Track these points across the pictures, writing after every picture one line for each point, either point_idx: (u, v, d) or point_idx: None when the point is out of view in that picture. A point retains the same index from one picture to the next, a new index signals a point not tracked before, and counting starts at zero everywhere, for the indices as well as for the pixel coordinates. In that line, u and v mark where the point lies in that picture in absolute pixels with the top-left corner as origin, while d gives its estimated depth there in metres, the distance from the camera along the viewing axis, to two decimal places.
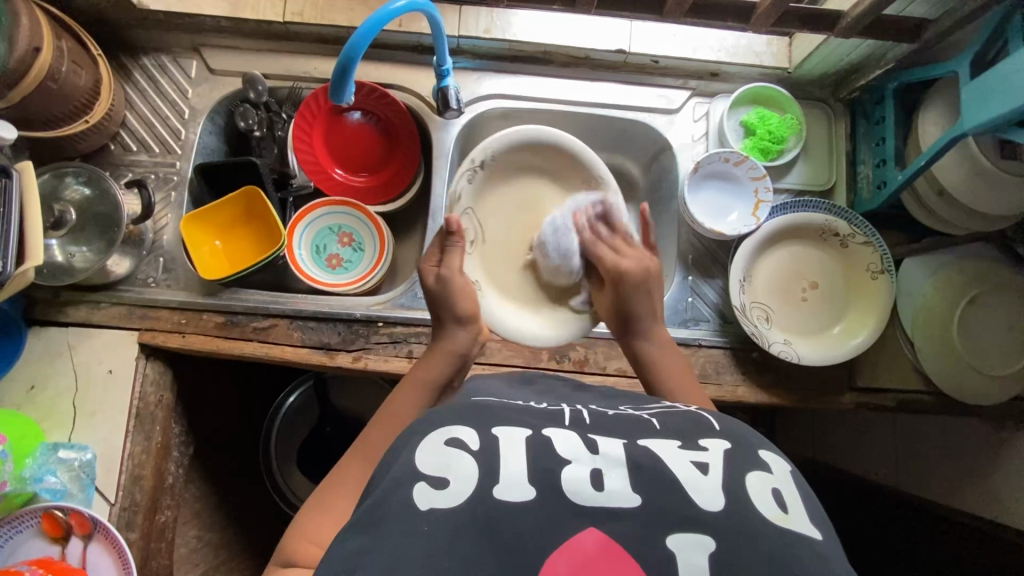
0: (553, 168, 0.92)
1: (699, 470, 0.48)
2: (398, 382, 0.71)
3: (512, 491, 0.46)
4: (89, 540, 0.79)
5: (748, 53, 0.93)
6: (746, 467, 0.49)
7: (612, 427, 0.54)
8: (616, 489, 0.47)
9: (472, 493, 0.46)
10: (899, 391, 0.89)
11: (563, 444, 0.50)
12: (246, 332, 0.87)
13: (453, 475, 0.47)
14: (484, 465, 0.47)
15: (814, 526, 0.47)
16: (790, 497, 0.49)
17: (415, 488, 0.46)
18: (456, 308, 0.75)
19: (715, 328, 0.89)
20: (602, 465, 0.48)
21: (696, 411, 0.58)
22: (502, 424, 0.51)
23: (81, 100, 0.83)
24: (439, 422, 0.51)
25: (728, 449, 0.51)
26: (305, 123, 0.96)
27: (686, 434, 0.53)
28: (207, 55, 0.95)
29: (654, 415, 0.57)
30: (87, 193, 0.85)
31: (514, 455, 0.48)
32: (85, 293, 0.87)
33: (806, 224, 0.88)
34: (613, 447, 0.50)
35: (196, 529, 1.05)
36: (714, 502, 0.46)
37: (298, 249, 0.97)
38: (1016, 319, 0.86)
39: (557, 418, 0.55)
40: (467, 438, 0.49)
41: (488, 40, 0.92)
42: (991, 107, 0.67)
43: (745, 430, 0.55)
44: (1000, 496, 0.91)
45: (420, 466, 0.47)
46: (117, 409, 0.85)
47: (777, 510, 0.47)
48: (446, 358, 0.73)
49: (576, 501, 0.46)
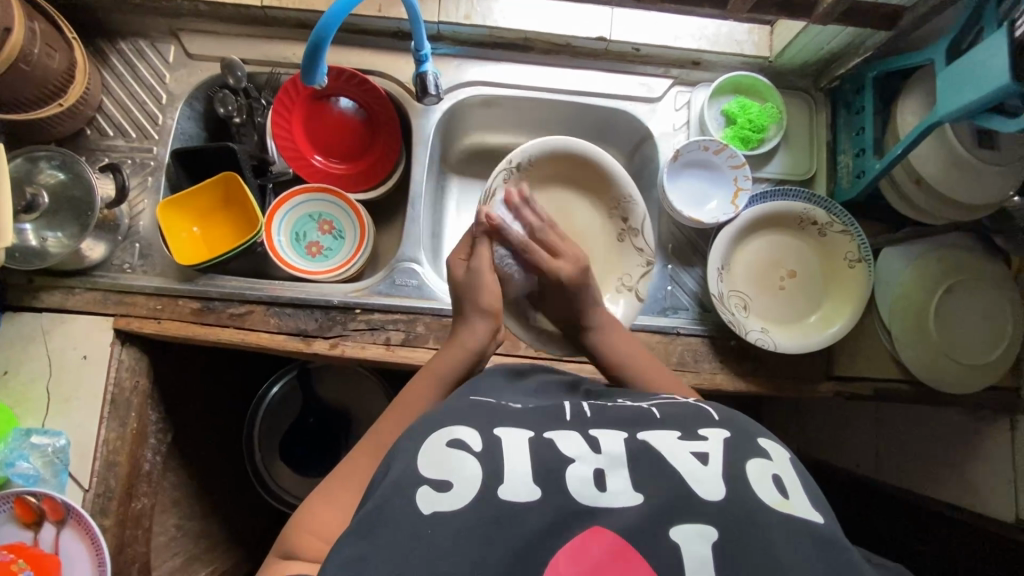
0: (586, 183, 0.93)
1: (700, 460, 0.51)
2: (410, 378, 0.70)
3: (515, 490, 0.48)
4: (62, 526, 0.79)
5: (729, 42, 0.93)
6: (746, 455, 0.52)
7: (614, 419, 0.56)
8: (618, 490, 0.49)
9: (475, 496, 0.47)
10: (875, 380, 0.89)
11: (567, 444, 0.52)
12: (222, 318, 0.86)
13: (457, 478, 0.49)
14: (487, 468, 0.49)
15: (816, 510, 0.49)
16: (790, 484, 0.51)
17: (420, 493, 0.47)
18: (479, 300, 0.74)
19: (694, 317, 0.89)
20: (604, 465, 0.50)
21: (695, 404, 0.60)
22: (504, 424, 0.54)
23: (55, 84, 0.82)
24: (441, 422, 0.54)
25: (728, 437, 0.54)
26: (284, 109, 0.96)
27: (686, 425, 0.56)
28: (185, 40, 0.94)
29: (654, 405, 0.60)
30: (61, 177, 0.84)
31: (518, 456, 0.50)
32: (59, 278, 0.86)
33: (785, 212, 0.88)
34: (614, 445, 0.52)
35: (175, 518, 1.03)
36: (715, 491, 0.48)
37: (277, 236, 0.95)
38: (988, 309, 0.88)
39: (557, 416, 0.56)
40: (469, 439, 0.52)
41: (468, 26, 0.91)
42: (965, 93, 0.67)
43: (744, 421, 0.58)
44: (976, 485, 0.91)
45: (422, 469, 0.49)
46: (93, 395, 0.84)
47: (778, 496, 0.49)
48: (461, 358, 0.71)
49: (582, 503, 0.48)
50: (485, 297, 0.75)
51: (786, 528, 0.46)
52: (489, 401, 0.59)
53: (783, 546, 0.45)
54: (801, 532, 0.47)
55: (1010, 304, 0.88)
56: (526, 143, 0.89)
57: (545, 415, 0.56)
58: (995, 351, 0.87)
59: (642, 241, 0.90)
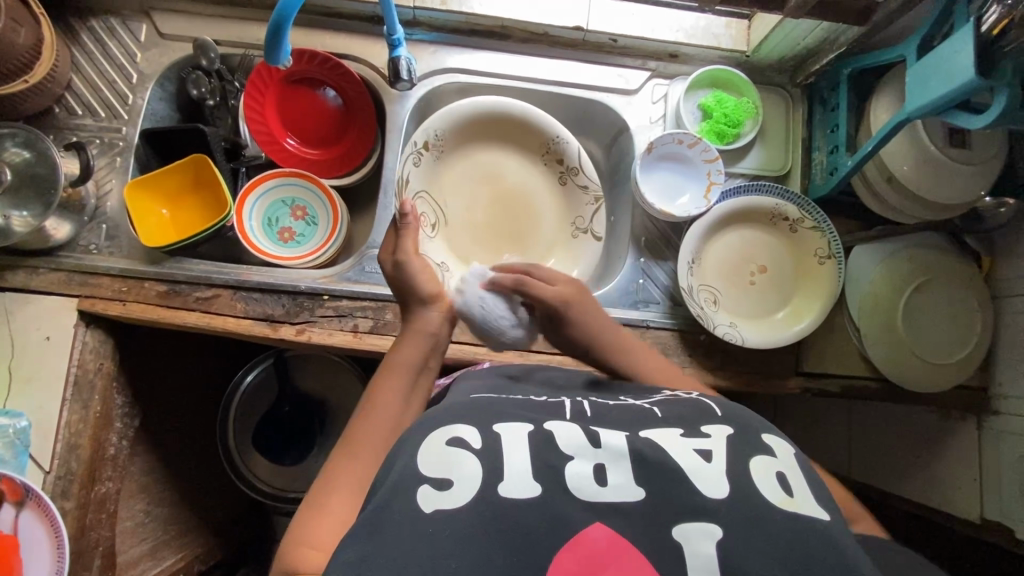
0: (501, 133, 0.96)
1: (703, 457, 0.51)
2: (374, 376, 0.67)
3: (516, 488, 0.48)
4: (21, 508, 0.78)
5: (706, 35, 0.93)
6: (749, 453, 0.52)
7: (617, 418, 0.57)
8: (620, 482, 0.49)
9: (475, 495, 0.47)
10: (843, 376, 0.89)
11: (566, 439, 0.52)
12: (188, 301, 0.86)
13: (456, 477, 0.48)
14: (487, 466, 0.49)
15: (821, 506, 0.49)
16: (794, 482, 0.51)
17: (419, 492, 0.47)
18: (420, 290, 0.72)
19: (664, 311, 0.89)
20: (604, 459, 0.51)
21: (697, 400, 0.61)
22: (502, 422, 0.54)
23: (21, 59, 0.81)
24: (442, 421, 0.54)
25: (732, 435, 0.54)
26: (256, 92, 0.94)
27: (689, 421, 0.56)
28: (158, 19, 0.92)
29: (655, 403, 0.60)
30: (26, 156, 0.82)
31: (516, 450, 0.51)
32: (23, 258, 0.85)
33: (756, 207, 0.88)
34: (615, 439, 0.53)
35: (144, 504, 1.02)
36: (719, 490, 0.49)
37: (249, 220, 0.95)
38: (960, 308, 0.88)
39: (558, 411, 0.57)
40: (469, 437, 0.52)
41: (445, 12, 0.90)
42: (933, 90, 0.66)
43: (748, 416, 0.59)
44: (944, 486, 0.92)
45: (422, 468, 0.49)
46: (55, 375, 0.83)
47: (783, 494, 0.49)
48: (421, 347, 0.69)
49: (582, 499, 0.48)
50: (427, 281, 0.73)
51: (781, 522, 0.47)
52: (488, 397, 0.60)
53: (769, 542, 0.45)
54: (791, 523, 0.47)
55: (979, 303, 0.88)
56: (428, 122, 0.91)
57: (545, 411, 0.57)
58: (963, 349, 0.87)
59: (585, 180, 0.96)
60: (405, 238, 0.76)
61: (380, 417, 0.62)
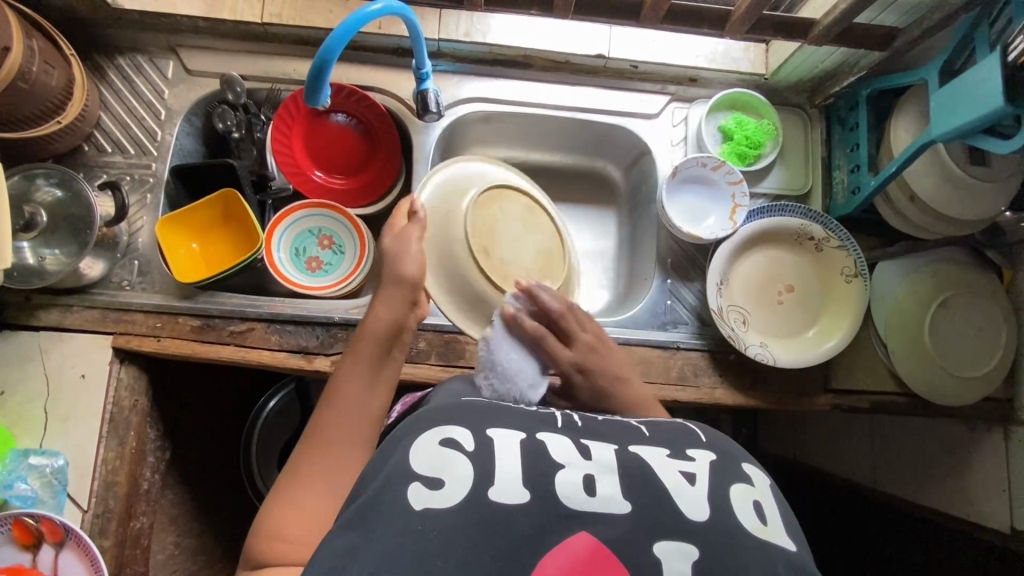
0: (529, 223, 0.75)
1: (687, 480, 0.51)
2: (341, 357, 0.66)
3: (505, 492, 0.47)
4: (60, 548, 0.77)
5: (725, 59, 0.94)
6: (730, 480, 0.52)
7: (603, 432, 0.56)
8: (608, 494, 0.49)
9: (466, 496, 0.47)
10: (872, 393, 0.90)
11: (557, 450, 0.52)
12: (221, 335, 0.86)
13: (449, 475, 0.48)
14: (478, 468, 0.49)
15: (789, 538, 0.50)
16: (768, 512, 0.52)
17: (409, 487, 0.47)
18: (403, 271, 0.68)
19: (693, 331, 0.90)
20: (594, 470, 0.50)
21: (680, 423, 0.61)
22: (496, 427, 0.53)
23: (53, 101, 0.82)
24: (432, 421, 0.54)
25: (715, 460, 0.55)
26: (284, 126, 0.96)
27: (674, 444, 0.56)
28: (185, 56, 0.94)
29: (641, 423, 0.60)
30: (59, 195, 0.83)
31: (506, 458, 0.50)
32: (56, 297, 0.86)
33: (782, 228, 0.89)
34: (605, 454, 0.52)
35: (173, 536, 1.01)
36: (700, 512, 0.49)
37: (277, 252, 0.96)
38: (984, 323, 0.88)
39: (549, 422, 0.56)
40: (461, 438, 0.51)
41: (468, 43, 0.92)
42: (960, 114, 0.68)
43: (732, 445, 0.59)
44: (970, 496, 0.93)
45: (413, 464, 0.49)
46: (91, 413, 0.84)
47: (756, 522, 0.50)
48: (378, 331, 0.67)
49: (570, 507, 0.47)
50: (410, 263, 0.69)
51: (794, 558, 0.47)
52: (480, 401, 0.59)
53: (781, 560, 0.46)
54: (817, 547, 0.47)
55: (1004, 316, 0.89)
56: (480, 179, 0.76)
57: (538, 419, 0.57)
58: (988, 364, 0.88)
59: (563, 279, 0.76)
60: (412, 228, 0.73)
61: (346, 398, 0.62)
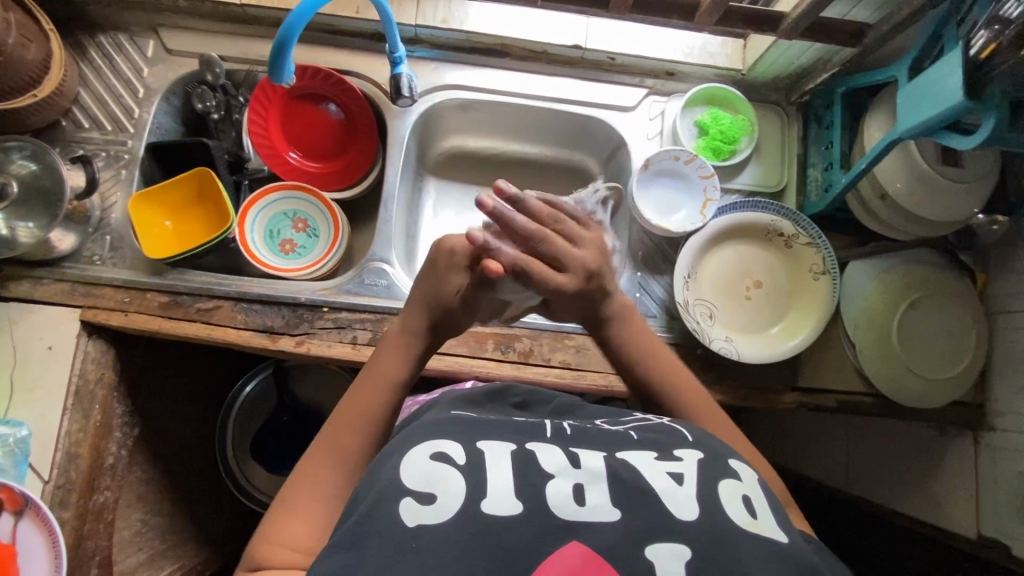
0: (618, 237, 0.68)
1: (675, 480, 0.49)
2: (350, 387, 0.63)
3: (500, 504, 0.46)
4: (20, 517, 0.78)
5: (703, 53, 0.94)
6: (718, 476, 0.51)
7: (592, 436, 0.54)
8: (598, 503, 0.47)
9: (458, 510, 0.45)
10: (840, 392, 0.90)
11: (548, 458, 0.50)
12: (188, 313, 0.87)
13: (441, 491, 0.46)
14: (471, 483, 0.47)
15: (781, 529, 0.49)
16: (759, 505, 0.50)
17: (402, 504, 0.45)
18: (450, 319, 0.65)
19: (661, 324, 0.90)
20: (583, 479, 0.49)
21: (668, 423, 0.59)
22: (487, 438, 0.51)
23: (30, 74, 0.82)
24: (426, 433, 0.52)
25: (702, 459, 0.53)
26: (260, 109, 0.97)
27: (661, 445, 0.54)
28: (164, 35, 0.94)
29: (630, 427, 0.57)
30: (33, 168, 0.84)
31: (501, 468, 0.48)
32: (28, 268, 0.86)
33: (753, 223, 0.89)
34: (594, 460, 0.50)
35: (141, 513, 1.01)
36: (688, 511, 0.47)
37: (250, 232, 0.96)
38: (956, 322, 0.88)
39: (536, 430, 0.54)
40: (452, 451, 0.50)
41: (445, 30, 0.92)
42: (924, 110, 0.67)
43: (716, 440, 0.57)
44: (941, 502, 0.91)
45: (406, 481, 0.47)
46: (56, 386, 0.84)
47: (747, 516, 0.48)
48: (401, 362, 0.64)
49: (562, 518, 0.46)
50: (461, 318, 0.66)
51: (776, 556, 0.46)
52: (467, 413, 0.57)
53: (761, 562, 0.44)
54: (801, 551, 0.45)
55: (974, 318, 0.88)
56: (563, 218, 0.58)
57: (524, 427, 0.54)
58: (962, 362, 0.87)
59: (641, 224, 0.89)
60: (457, 251, 0.64)
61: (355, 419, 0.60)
